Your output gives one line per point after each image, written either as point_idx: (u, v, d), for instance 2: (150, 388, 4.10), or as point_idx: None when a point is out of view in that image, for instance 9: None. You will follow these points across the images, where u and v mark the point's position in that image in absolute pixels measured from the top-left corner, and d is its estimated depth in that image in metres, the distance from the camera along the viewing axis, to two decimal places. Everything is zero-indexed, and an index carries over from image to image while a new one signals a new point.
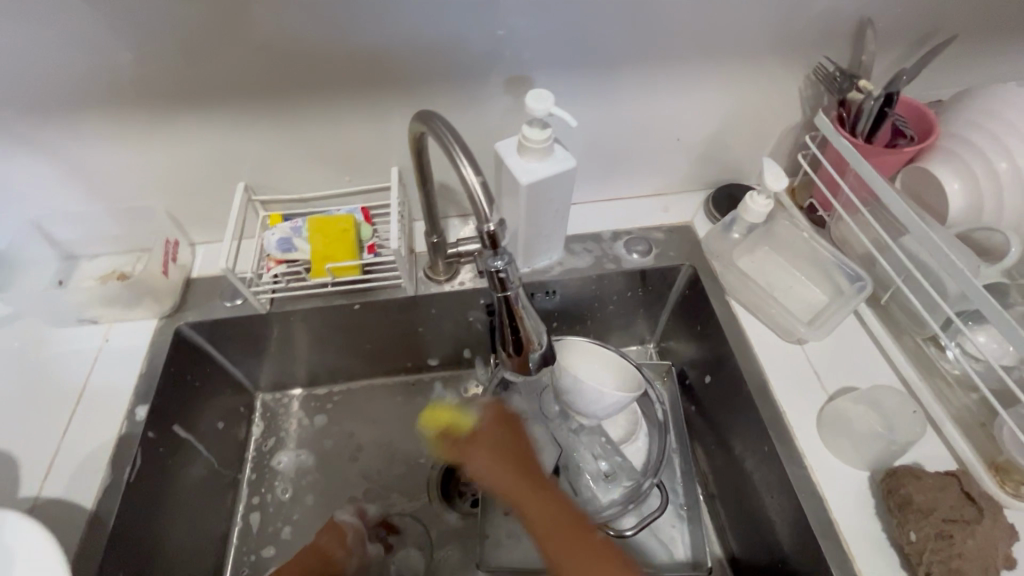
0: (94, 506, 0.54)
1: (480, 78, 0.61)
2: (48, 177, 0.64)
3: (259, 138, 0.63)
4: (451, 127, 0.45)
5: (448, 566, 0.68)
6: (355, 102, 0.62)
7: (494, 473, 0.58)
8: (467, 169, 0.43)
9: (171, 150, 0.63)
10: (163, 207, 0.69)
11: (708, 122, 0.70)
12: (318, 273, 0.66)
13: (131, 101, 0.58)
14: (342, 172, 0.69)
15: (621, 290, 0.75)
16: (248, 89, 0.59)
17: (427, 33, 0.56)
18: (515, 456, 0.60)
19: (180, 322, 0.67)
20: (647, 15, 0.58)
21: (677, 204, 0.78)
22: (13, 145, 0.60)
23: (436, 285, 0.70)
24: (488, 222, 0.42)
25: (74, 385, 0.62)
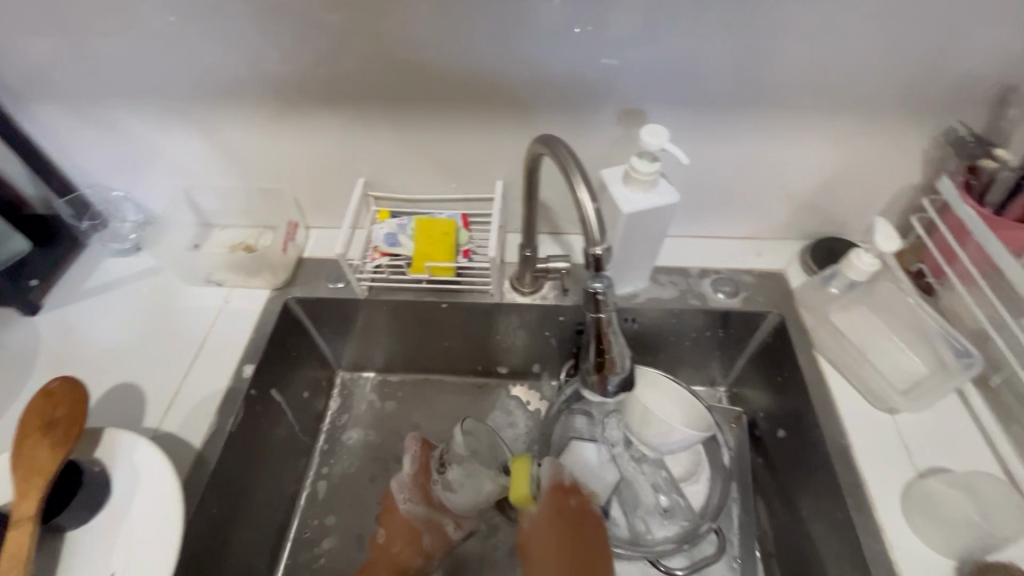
0: (200, 447, 0.61)
1: (595, 106, 0.64)
2: (202, 155, 0.73)
3: (384, 141, 0.70)
4: (571, 151, 0.48)
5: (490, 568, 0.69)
6: (475, 117, 0.66)
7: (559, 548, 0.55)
8: (584, 193, 0.45)
9: (309, 144, 0.71)
10: (291, 192, 0.77)
11: (820, 171, 0.69)
12: (417, 270, 0.71)
13: (283, 98, 0.66)
14: (451, 180, 0.74)
15: (699, 328, 0.74)
16: (383, 97, 0.64)
17: (554, 63, 0.60)
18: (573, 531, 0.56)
19: (289, 295, 0.74)
20: (771, 64, 0.58)
21: (771, 250, 0.77)
22: (185, 125, 0.69)
23: (519, 296, 0.73)
24: (595, 246, 0.45)
25: (196, 336, 0.70)
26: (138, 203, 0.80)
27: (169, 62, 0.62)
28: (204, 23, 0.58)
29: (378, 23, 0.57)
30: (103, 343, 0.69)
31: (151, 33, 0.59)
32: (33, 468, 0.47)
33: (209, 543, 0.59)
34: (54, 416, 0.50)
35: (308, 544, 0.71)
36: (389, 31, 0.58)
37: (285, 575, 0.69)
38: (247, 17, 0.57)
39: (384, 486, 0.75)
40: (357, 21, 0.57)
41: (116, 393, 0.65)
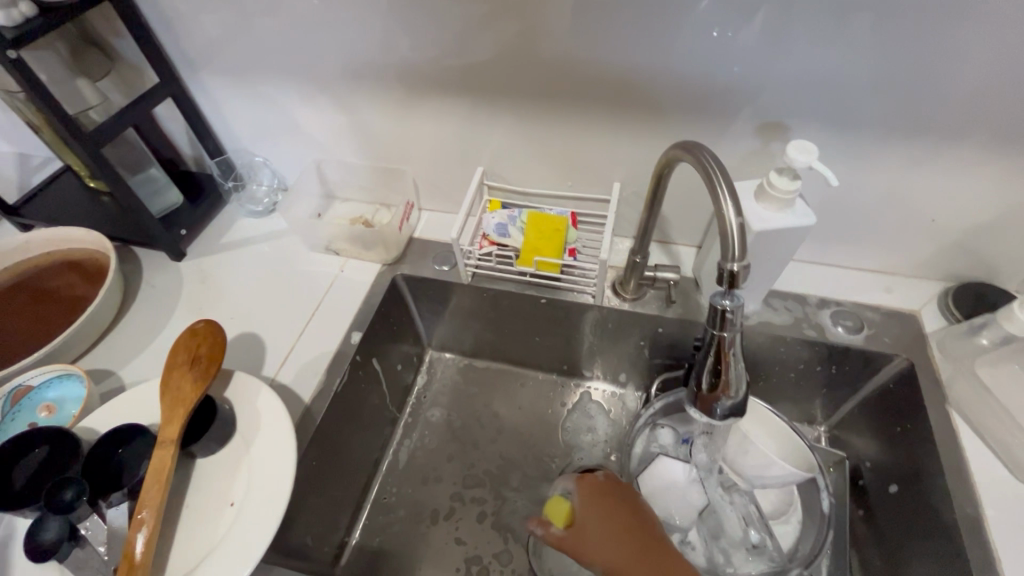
0: (309, 402, 0.65)
1: (734, 116, 0.61)
2: (337, 131, 0.78)
3: (507, 132, 0.71)
4: (715, 157, 0.46)
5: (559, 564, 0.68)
6: (604, 116, 0.65)
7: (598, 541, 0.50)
8: (727, 204, 0.43)
9: (436, 129, 0.73)
10: (411, 173, 0.80)
11: (982, 209, 0.61)
12: (524, 262, 0.71)
13: (420, 84, 0.68)
14: (566, 177, 0.74)
15: (808, 361, 0.70)
16: (516, 89, 0.65)
17: (699, 68, 0.58)
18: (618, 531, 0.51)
19: (397, 271, 0.78)
20: (949, 86, 0.53)
21: (903, 288, 0.71)
22: (328, 103, 0.74)
23: (621, 301, 0.72)
24: (731, 262, 0.43)
25: (312, 299, 0.75)
26: (274, 170, 0.87)
27: (326, 43, 0.66)
28: (365, 9, 0.62)
29: (527, 17, 0.58)
30: (234, 294, 0.76)
31: (316, 15, 0.64)
32: (176, 397, 0.53)
33: (311, 491, 0.64)
34: (193, 355, 0.56)
35: (387, 509, 0.75)
36: (537, 25, 0.58)
37: (362, 533, 0.72)
38: (405, 6, 0.60)
39: (461, 467, 0.77)
40: (507, 14, 0.58)
41: (240, 340, 0.71)
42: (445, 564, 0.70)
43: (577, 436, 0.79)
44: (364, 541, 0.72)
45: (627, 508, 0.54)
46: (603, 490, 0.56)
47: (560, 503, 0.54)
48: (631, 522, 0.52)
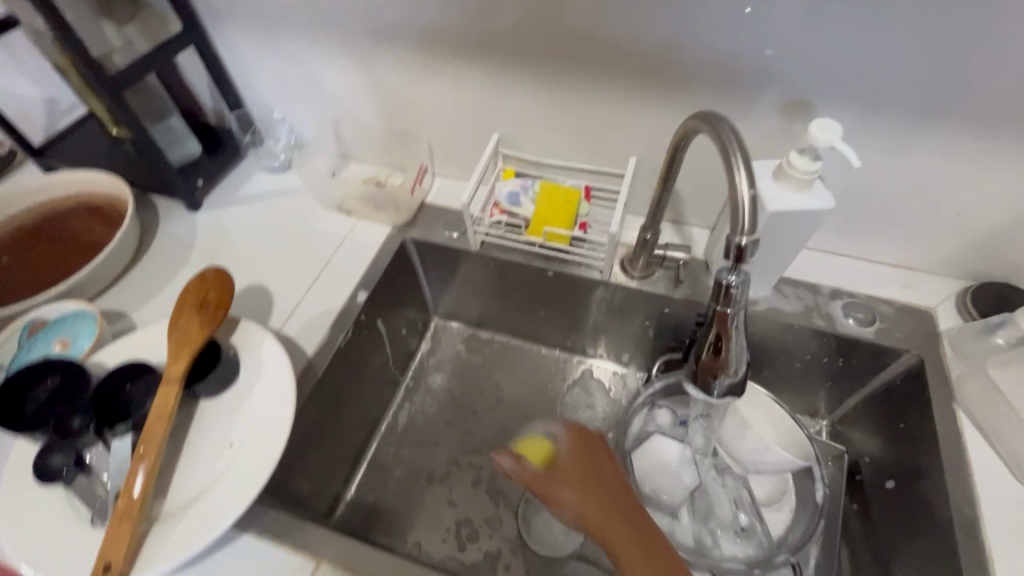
0: (311, 356, 0.66)
1: (759, 92, 0.59)
2: (354, 90, 0.77)
3: (525, 99, 0.69)
4: (734, 128, 0.44)
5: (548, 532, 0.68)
6: (624, 87, 0.63)
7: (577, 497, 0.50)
8: (741, 176, 0.42)
9: (453, 93, 0.72)
10: (426, 138, 0.80)
11: (1012, 205, 0.59)
12: (534, 232, 0.71)
13: (438, 45, 0.67)
14: (582, 149, 0.72)
15: (814, 352, 0.69)
16: (536, 54, 0.64)
17: (725, 40, 0.56)
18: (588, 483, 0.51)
19: (407, 235, 0.78)
20: (988, 70, 0.50)
21: (921, 284, 0.69)
22: (347, 60, 0.73)
23: (628, 279, 0.71)
24: (741, 236, 0.42)
25: (321, 256, 0.76)
26: (291, 127, 0.87)
27: None
28: None
29: None
30: (245, 247, 0.77)
31: None
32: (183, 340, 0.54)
33: (310, 440, 0.65)
34: (203, 299, 0.57)
35: (383, 467, 0.76)
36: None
37: (358, 489, 0.74)
38: None
39: (458, 433, 0.78)
40: None
41: (249, 293, 0.72)
42: (436, 524, 0.71)
43: (575, 411, 0.80)
44: (358, 496, 0.74)
45: (607, 462, 0.54)
46: (592, 446, 0.55)
47: (537, 443, 0.55)
48: (616, 481, 0.52)
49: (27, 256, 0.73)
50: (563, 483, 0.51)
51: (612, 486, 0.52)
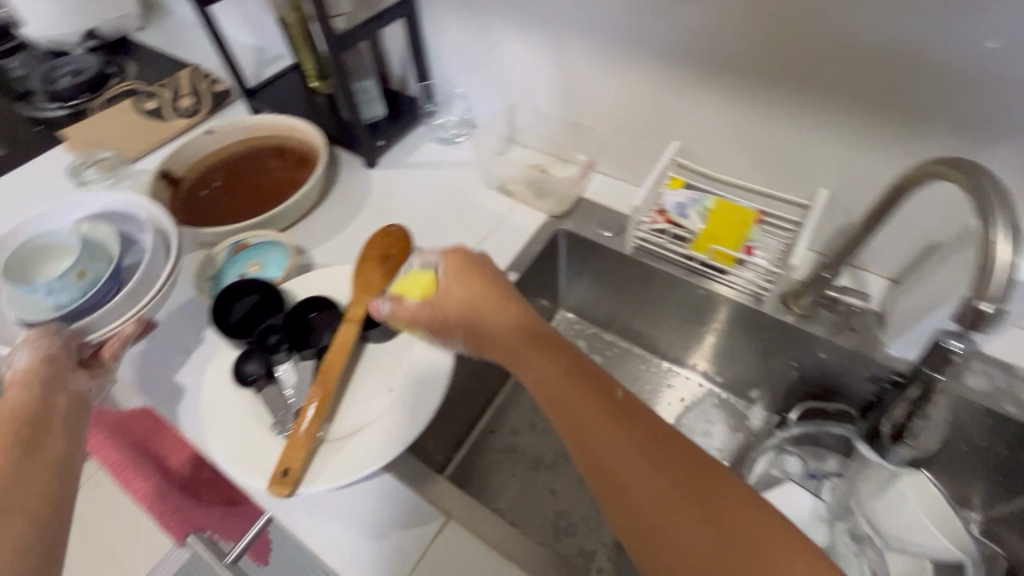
0: None
1: (1009, 145, 0.52)
2: (538, 77, 0.78)
3: (716, 110, 0.66)
4: (999, 184, 0.39)
5: None
6: (837, 112, 0.59)
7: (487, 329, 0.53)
8: (1002, 241, 0.37)
9: (639, 95, 0.71)
10: (597, 134, 0.80)
11: None
12: (698, 247, 0.69)
13: (639, 42, 0.66)
14: (765, 171, 0.69)
15: (991, 440, 0.61)
16: (744, 65, 0.60)
17: (984, 78, 0.49)
18: (488, 313, 0.53)
19: (561, 227, 0.79)
20: None
21: None
22: (541, 48, 0.75)
23: (789, 315, 0.67)
24: (984, 301, 0.38)
25: (477, 232, 0.79)
26: (467, 103, 0.90)
27: None
28: None
29: None
30: (411, 210, 0.82)
31: None
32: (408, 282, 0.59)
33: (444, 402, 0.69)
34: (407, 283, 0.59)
35: (494, 442, 0.79)
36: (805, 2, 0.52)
37: (468, 456, 0.78)
38: None
39: None
40: None
41: None
42: (537, 509, 0.73)
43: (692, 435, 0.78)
44: (469, 463, 0.77)
45: (490, 283, 0.55)
46: (466, 266, 0.56)
47: (423, 277, 0.58)
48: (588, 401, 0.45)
49: (234, 185, 0.84)
50: (534, 364, 0.49)
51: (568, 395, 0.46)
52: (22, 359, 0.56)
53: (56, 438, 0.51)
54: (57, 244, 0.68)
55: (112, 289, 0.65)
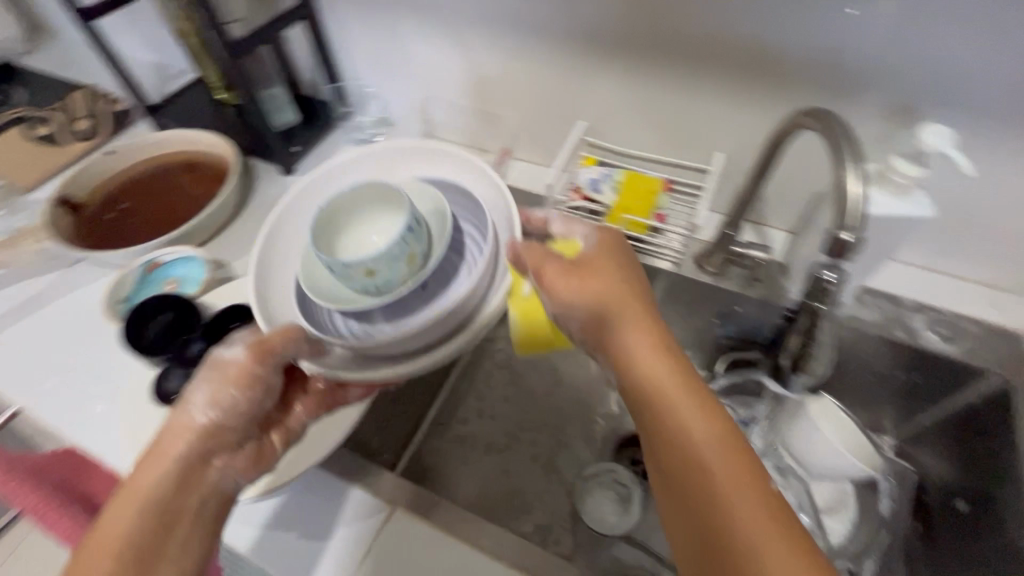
0: None
1: (864, 96, 0.57)
2: (447, 70, 0.80)
3: (614, 88, 0.70)
4: (847, 129, 0.44)
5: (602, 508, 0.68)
6: (718, 80, 0.63)
7: (564, 282, 0.48)
8: (851, 178, 0.42)
9: (545, 79, 0.74)
10: (510, 121, 0.82)
11: None
12: (613, 219, 0.71)
13: (535, 28, 0.68)
14: (667, 142, 0.73)
15: (888, 366, 0.68)
16: (630, 44, 0.64)
17: (835, 36, 0.54)
18: (582, 270, 0.48)
19: None
20: None
21: (1012, 305, 0.66)
22: (444, 41, 0.76)
23: (703, 273, 0.71)
24: (843, 231, 0.43)
25: None
26: (382, 103, 0.91)
27: None
28: None
29: None
30: None
31: None
32: (535, 313, 0.61)
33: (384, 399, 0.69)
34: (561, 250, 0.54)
35: (443, 433, 0.80)
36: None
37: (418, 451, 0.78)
38: None
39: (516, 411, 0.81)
40: None
41: None
42: (492, 492, 0.75)
43: None
44: (422, 454, 0.78)
45: (618, 276, 0.48)
46: (609, 243, 0.51)
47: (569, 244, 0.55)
48: (662, 367, 0.42)
49: (143, 205, 0.80)
50: (618, 339, 0.44)
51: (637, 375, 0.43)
52: (203, 404, 0.47)
53: (187, 523, 0.42)
54: (381, 202, 0.59)
55: (437, 298, 0.59)
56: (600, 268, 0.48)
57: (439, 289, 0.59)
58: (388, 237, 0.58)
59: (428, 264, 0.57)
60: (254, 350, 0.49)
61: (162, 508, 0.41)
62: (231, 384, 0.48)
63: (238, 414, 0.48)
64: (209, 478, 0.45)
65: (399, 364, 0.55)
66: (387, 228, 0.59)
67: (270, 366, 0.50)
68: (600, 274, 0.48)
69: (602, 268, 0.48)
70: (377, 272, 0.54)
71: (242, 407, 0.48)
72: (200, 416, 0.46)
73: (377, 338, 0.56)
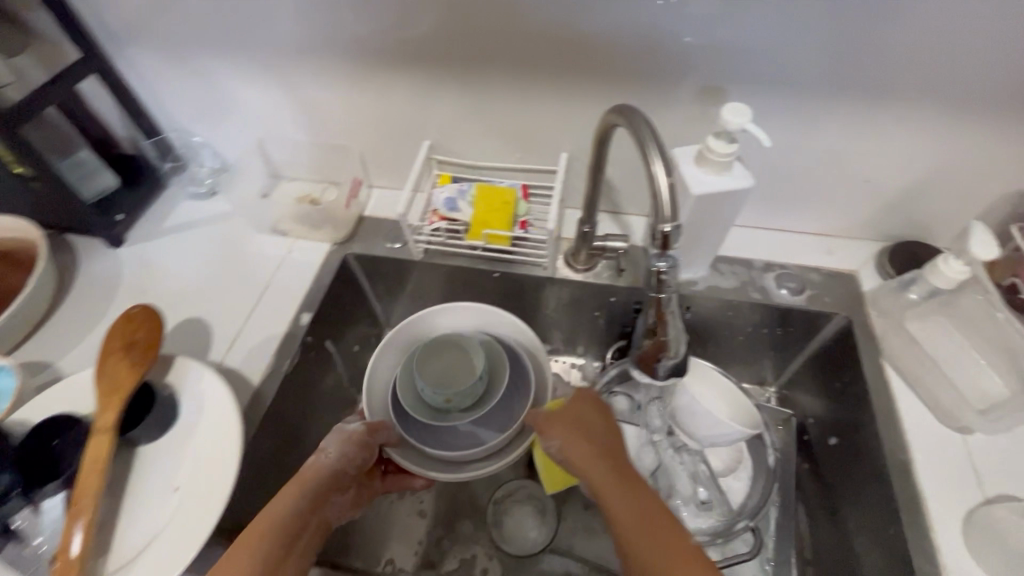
0: (258, 385, 0.64)
1: (679, 81, 0.61)
2: (275, 105, 0.75)
3: (450, 102, 0.69)
4: (649, 123, 0.45)
5: (522, 524, 0.69)
6: (544, 81, 0.64)
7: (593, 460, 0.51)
8: (659, 167, 0.43)
9: (383, 103, 0.71)
10: (357, 149, 0.78)
11: (912, 169, 0.64)
12: (474, 236, 0.71)
13: (355, 51, 0.65)
14: (514, 148, 0.73)
15: (755, 325, 0.72)
16: (453, 58, 0.64)
17: (635, 26, 0.57)
18: (595, 440, 0.53)
19: (348, 251, 0.76)
20: (873, 46, 0.54)
21: (844, 249, 0.73)
22: (267, 77, 0.71)
23: (573, 272, 0.72)
24: (664, 224, 0.43)
25: (259, 282, 0.73)
26: (215, 150, 0.83)
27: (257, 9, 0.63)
28: None
29: None
30: (176, 280, 0.73)
31: None
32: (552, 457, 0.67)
33: (265, 476, 0.62)
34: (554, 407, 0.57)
35: None
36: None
37: None
38: None
39: None
40: None
41: (183, 327, 0.69)
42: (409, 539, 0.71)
43: None
44: None
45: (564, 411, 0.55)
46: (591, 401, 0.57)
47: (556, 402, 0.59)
48: (624, 485, 0.49)
49: None
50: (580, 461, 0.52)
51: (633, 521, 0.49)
52: (334, 457, 0.55)
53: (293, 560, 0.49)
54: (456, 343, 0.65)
55: (509, 411, 0.63)
56: (591, 428, 0.55)
57: (504, 413, 0.63)
58: (458, 374, 0.63)
59: (496, 386, 0.64)
60: (365, 431, 0.57)
61: (286, 545, 0.49)
62: (349, 444, 0.56)
63: (353, 466, 0.56)
64: (321, 523, 0.53)
65: (476, 466, 0.61)
66: (457, 351, 0.64)
67: (376, 441, 0.58)
68: (604, 441, 0.54)
69: (597, 430, 0.55)
70: (458, 402, 0.62)
71: (347, 469, 0.56)
72: (331, 461, 0.54)
73: (456, 449, 0.62)
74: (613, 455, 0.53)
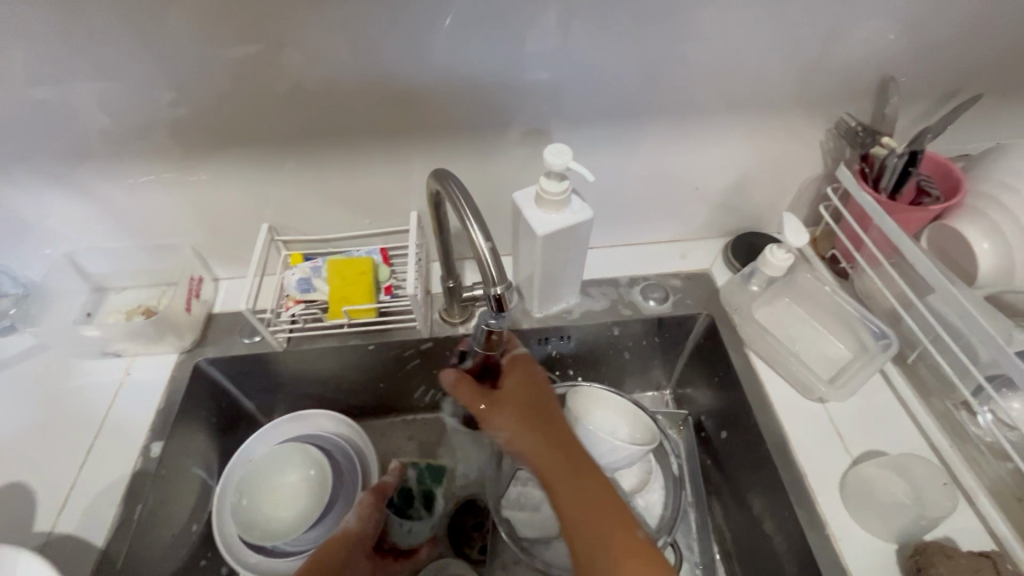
0: (103, 545, 0.54)
1: (507, 126, 0.62)
2: (77, 215, 0.65)
3: (283, 180, 0.65)
4: (464, 185, 0.47)
5: None
6: (373, 144, 0.62)
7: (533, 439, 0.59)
8: (477, 236, 0.45)
9: (209, 193, 0.65)
10: (190, 245, 0.71)
11: (729, 171, 0.70)
12: (336, 314, 0.68)
13: (158, 145, 0.59)
14: (363, 215, 0.71)
15: (637, 337, 0.74)
16: (270, 137, 0.60)
17: (448, 82, 0.57)
18: (529, 404, 0.61)
19: (199, 358, 0.68)
20: (665, 73, 0.58)
21: (695, 250, 0.78)
22: (62, 187, 0.62)
23: (450, 327, 0.71)
24: (494, 287, 0.46)
25: (94, 418, 0.63)
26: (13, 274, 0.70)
27: (29, 116, 0.55)
28: (48, 65, 0.51)
29: (248, 45, 0.52)
30: None
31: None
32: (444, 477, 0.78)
33: None
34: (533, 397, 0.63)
35: None
36: (284, 63, 0.54)
37: None
38: (103, 53, 0.51)
39: None
40: (227, 49, 0.52)
41: None
42: None
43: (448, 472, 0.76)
44: None
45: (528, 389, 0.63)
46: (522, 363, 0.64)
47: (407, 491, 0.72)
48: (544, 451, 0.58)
49: None
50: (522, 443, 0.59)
51: (545, 408, 0.61)
52: (357, 521, 0.62)
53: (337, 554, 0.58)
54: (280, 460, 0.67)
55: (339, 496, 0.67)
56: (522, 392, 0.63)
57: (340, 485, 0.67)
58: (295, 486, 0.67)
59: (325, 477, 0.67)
60: (376, 494, 0.64)
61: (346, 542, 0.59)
62: (365, 508, 0.63)
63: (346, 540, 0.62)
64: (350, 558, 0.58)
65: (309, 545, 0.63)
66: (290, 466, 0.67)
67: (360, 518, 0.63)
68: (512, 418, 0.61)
69: (532, 394, 0.62)
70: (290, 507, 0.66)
71: (370, 528, 0.62)
72: (354, 524, 0.61)
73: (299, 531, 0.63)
74: (532, 409, 0.61)
